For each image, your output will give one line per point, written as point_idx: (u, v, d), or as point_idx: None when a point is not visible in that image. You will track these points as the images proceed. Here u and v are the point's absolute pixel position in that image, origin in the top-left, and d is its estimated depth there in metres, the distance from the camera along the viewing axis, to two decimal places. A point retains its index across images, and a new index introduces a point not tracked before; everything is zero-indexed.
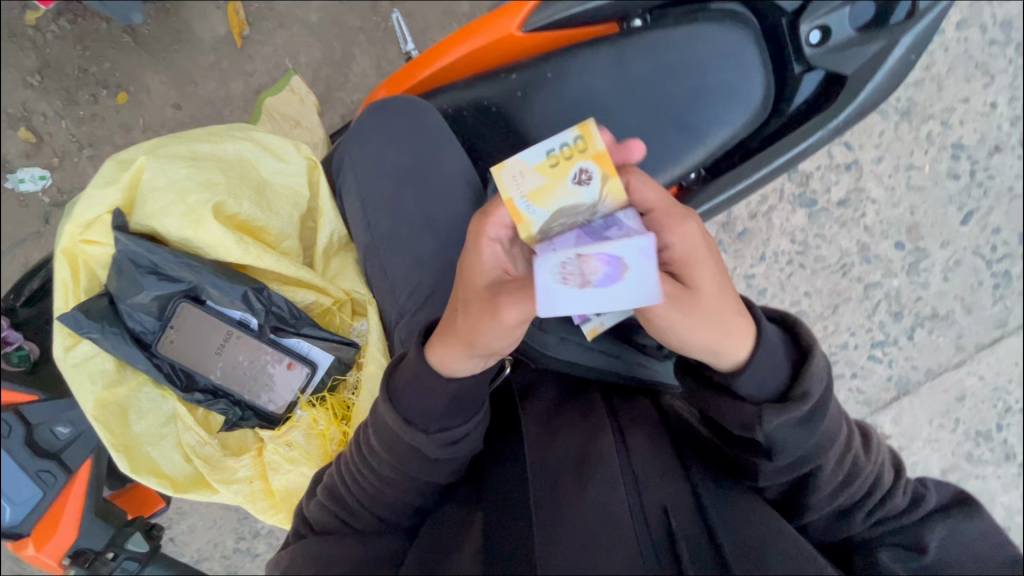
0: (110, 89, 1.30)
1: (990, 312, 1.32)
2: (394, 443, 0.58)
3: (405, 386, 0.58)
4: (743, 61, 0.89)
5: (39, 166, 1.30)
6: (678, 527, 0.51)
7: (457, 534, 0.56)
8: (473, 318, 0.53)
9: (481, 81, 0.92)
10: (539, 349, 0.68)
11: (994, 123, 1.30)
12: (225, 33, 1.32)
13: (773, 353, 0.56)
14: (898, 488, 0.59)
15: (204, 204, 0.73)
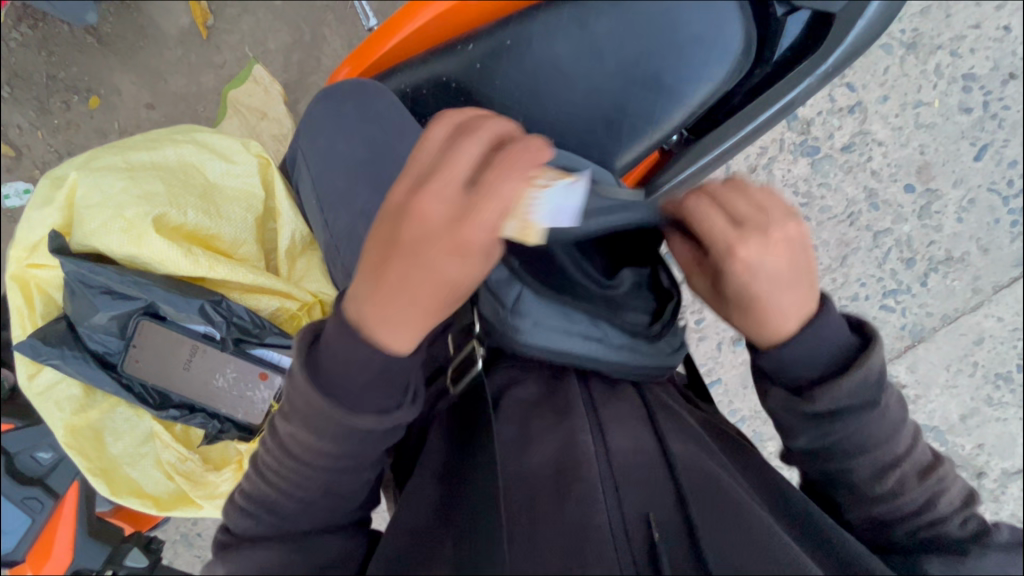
0: (81, 95, 1.26)
1: (1008, 252, 1.24)
2: (336, 438, 0.50)
3: (339, 379, 0.49)
4: (716, 6, 0.80)
5: (20, 179, 1.28)
6: (660, 536, 0.48)
7: (430, 542, 0.51)
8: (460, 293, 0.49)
9: (438, 56, 0.85)
10: (511, 335, 0.63)
11: (1009, 48, 1.19)
12: (189, 24, 1.25)
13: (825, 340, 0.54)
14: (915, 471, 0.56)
15: (143, 217, 0.69)
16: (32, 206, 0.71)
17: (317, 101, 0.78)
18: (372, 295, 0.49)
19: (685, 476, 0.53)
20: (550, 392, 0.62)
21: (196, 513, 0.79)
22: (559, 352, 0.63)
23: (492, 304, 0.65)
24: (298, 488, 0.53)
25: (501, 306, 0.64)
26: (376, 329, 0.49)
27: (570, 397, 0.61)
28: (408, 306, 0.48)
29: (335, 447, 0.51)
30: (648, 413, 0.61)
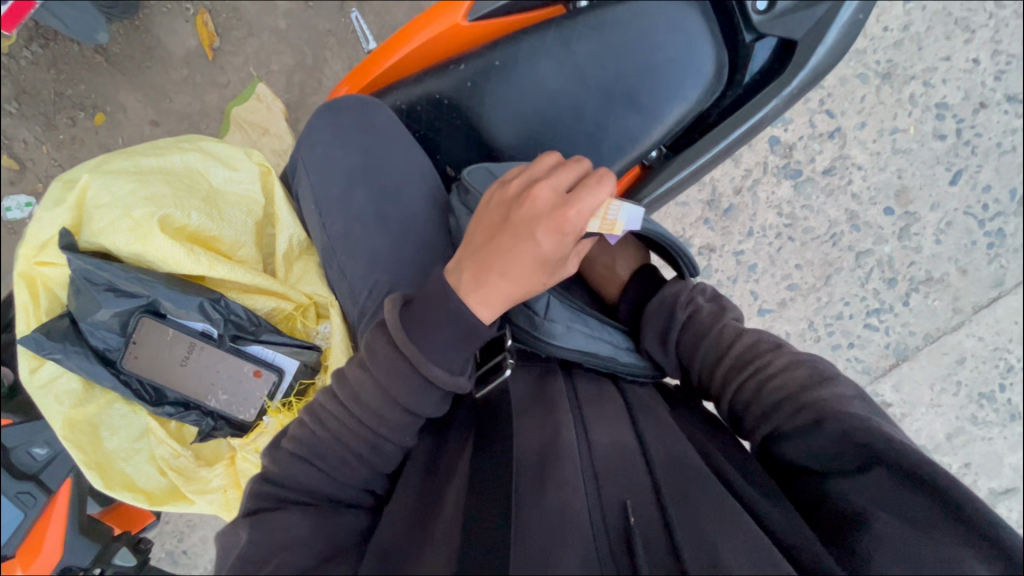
0: (87, 111, 1.32)
1: (986, 273, 1.29)
2: (406, 382, 0.57)
3: (427, 324, 0.57)
4: (687, 32, 0.86)
5: (24, 192, 1.34)
6: (636, 521, 0.48)
7: (417, 534, 0.52)
8: (550, 273, 0.59)
9: (432, 75, 0.91)
10: (546, 339, 0.69)
11: (978, 80, 1.26)
12: (196, 46, 1.32)
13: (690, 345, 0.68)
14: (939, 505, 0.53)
15: (149, 217, 0.73)
16: (43, 207, 0.74)
17: (315, 116, 0.83)
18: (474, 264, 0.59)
19: (661, 469, 0.54)
20: (538, 391, 0.65)
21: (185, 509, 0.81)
22: (590, 353, 0.69)
23: (524, 314, 0.71)
24: (347, 442, 0.59)
25: (534, 314, 0.71)
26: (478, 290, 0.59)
27: (554, 398, 0.63)
28: (506, 278, 0.57)
29: (400, 400, 0.58)
30: (630, 419, 0.62)
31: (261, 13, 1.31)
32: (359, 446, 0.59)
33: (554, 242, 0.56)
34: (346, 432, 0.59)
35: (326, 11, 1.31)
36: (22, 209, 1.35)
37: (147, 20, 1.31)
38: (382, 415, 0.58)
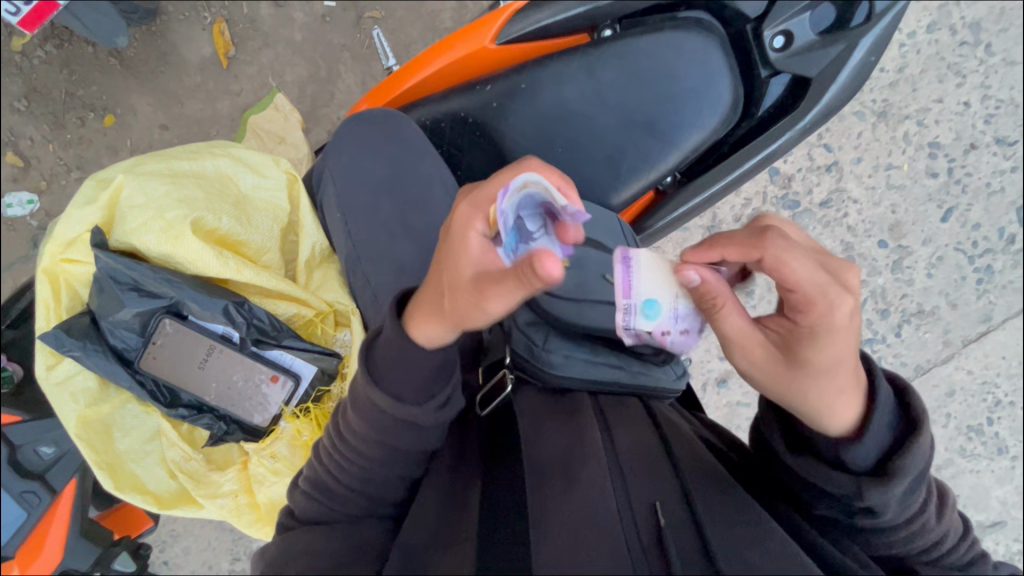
0: (97, 112, 1.33)
1: (975, 307, 1.34)
2: (370, 415, 0.57)
3: (384, 355, 0.57)
4: (708, 65, 0.90)
5: (27, 190, 1.34)
6: (667, 522, 0.51)
7: (444, 531, 0.55)
8: (460, 286, 0.53)
9: (458, 93, 0.94)
10: (544, 368, 0.70)
11: (969, 122, 1.31)
12: (211, 54, 1.34)
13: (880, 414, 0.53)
14: (962, 543, 0.55)
15: (182, 220, 0.75)
16: (74, 204, 0.75)
17: (345, 126, 0.83)
18: (815, 375, 0.54)
19: (688, 471, 0.57)
20: (557, 396, 0.68)
21: (196, 513, 0.81)
22: (591, 380, 0.70)
23: (525, 339, 0.73)
24: (340, 475, 0.59)
25: (533, 343, 0.72)
26: (832, 394, 0.54)
27: (578, 403, 0.66)
28: (429, 286, 0.57)
29: (371, 436, 0.57)
30: (653, 425, 0.65)
31: (278, 25, 1.34)
32: (352, 479, 0.59)
33: (448, 238, 0.54)
34: (337, 463, 0.59)
35: (342, 26, 1.34)
36: (23, 207, 1.35)
37: (163, 25, 1.33)
38: (365, 449, 0.58)
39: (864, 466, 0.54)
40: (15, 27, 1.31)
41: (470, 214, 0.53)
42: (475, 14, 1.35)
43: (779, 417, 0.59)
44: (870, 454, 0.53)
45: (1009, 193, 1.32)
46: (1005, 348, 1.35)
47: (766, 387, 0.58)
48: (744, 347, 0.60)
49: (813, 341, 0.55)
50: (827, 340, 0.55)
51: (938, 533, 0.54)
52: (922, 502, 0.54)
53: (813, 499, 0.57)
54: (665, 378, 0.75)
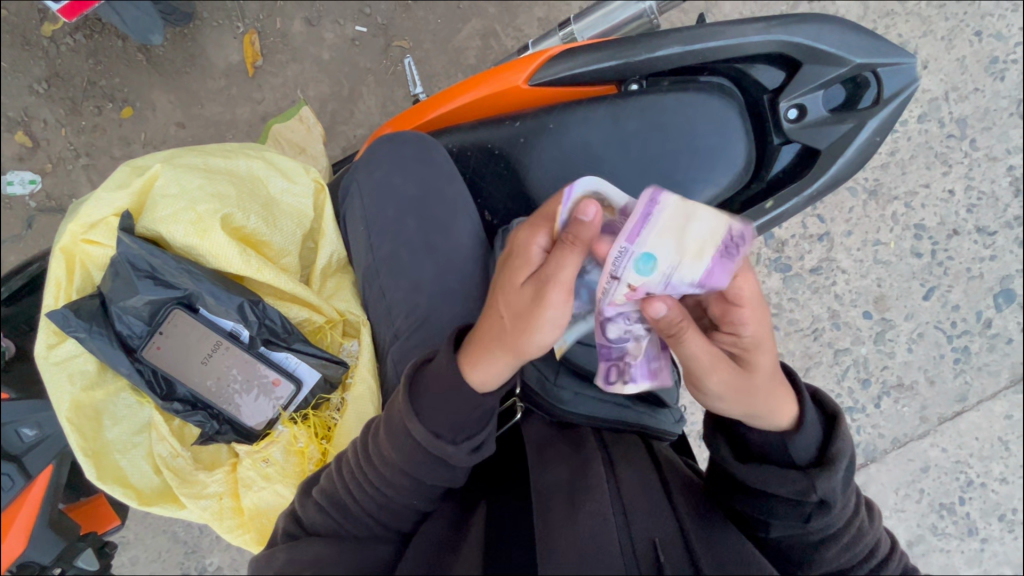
0: (116, 104, 1.36)
1: (951, 386, 1.38)
2: (402, 443, 0.57)
3: (429, 388, 0.57)
4: (726, 127, 0.95)
5: (31, 170, 1.35)
6: (665, 558, 0.52)
7: (446, 552, 0.56)
8: (529, 310, 0.55)
9: (486, 125, 0.98)
10: (555, 404, 0.70)
11: (952, 209, 1.38)
12: (239, 61, 1.37)
13: (812, 424, 0.59)
14: (895, 555, 0.60)
15: (212, 214, 0.77)
16: (105, 187, 0.76)
17: (379, 144, 0.86)
18: (763, 383, 0.58)
19: (684, 510, 0.59)
20: (560, 430, 0.69)
21: (178, 512, 0.79)
22: (601, 418, 0.70)
23: (538, 373, 0.73)
24: (356, 497, 0.60)
25: (545, 377, 0.72)
26: (776, 401, 0.58)
27: (580, 437, 0.67)
28: (485, 320, 0.59)
29: (400, 467, 0.58)
30: (654, 463, 0.66)
31: (307, 42, 1.38)
32: (369, 501, 0.59)
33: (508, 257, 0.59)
34: (358, 485, 0.59)
35: (369, 50, 1.38)
36: (24, 186, 1.36)
37: (195, 29, 1.37)
38: (389, 477, 0.58)
39: (809, 458, 0.59)
40: (48, 13, 1.34)
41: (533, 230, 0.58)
42: (499, 54, 1.38)
43: (725, 433, 0.62)
44: (809, 447, 0.59)
45: (987, 279, 1.38)
46: (977, 430, 1.39)
47: (735, 405, 0.58)
48: (713, 370, 0.57)
49: (752, 350, 0.59)
50: (762, 345, 0.59)
51: (873, 538, 0.60)
52: (855, 505, 0.59)
53: (774, 514, 0.58)
54: (667, 420, 0.75)
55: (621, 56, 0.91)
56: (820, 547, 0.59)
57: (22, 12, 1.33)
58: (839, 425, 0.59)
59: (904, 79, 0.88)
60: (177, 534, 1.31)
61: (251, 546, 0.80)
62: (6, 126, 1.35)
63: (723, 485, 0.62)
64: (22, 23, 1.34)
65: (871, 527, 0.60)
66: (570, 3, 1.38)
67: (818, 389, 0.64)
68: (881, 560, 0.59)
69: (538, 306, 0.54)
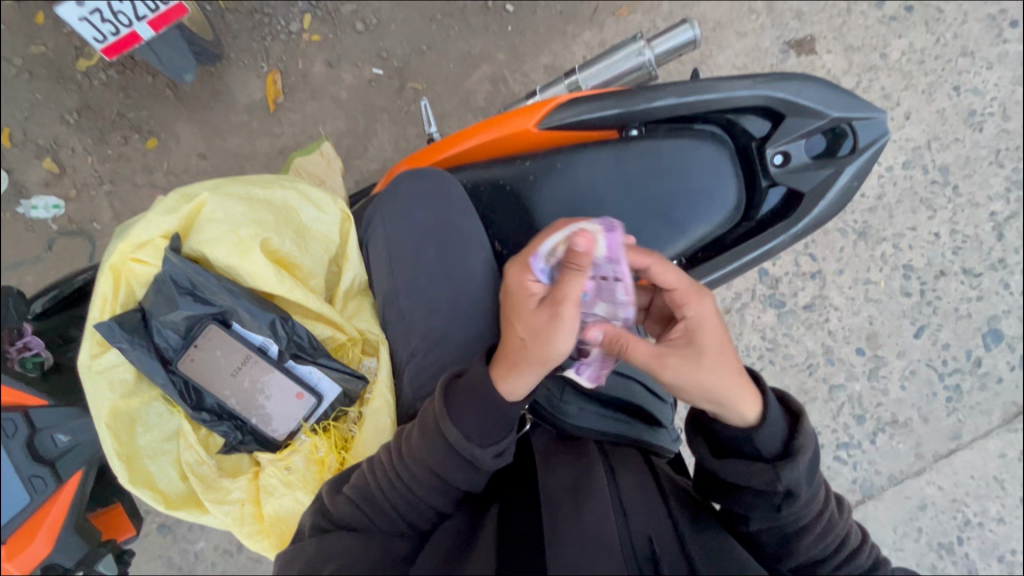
0: (141, 135, 1.46)
1: (946, 424, 1.43)
2: (436, 442, 0.64)
3: (463, 396, 0.65)
4: (718, 170, 1.04)
5: (55, 196, 1.44)
6: (661, 554, 0.58)
7: (462, 546, 0.62)
8: (546, 329, 0.63)
9: (499, 164, 1.07)
10: (562, 418, 0.77)
11: (938, 251, 1.46)
12: (261, 98, 1.48)
13: (777, 422, 0.64)
14: (864, 548, 0.65)
15: (252, 238, 0.84)
16: (155, 210, 0.83)
17: (402, 179, 0.94)
18: (714, 362, 0.65)
19: (679, 511, 0.65)
20: (566, 441, 0.73)
21: (200, 517, 0.84)
22: (604, 433, 0.76)
23: (546, 391, 0.80)
24: (383, 493, 0.65)
25: (553, 395, 0.80)
26: (736, 389, 0.63)
27: (586, 447, 0.72)
28: (506, 347, 0.67)
29: (432, 466, 0.64)
30: (651, 471, 0.71)
31: (327, 82, 1.49)
32: (397, 498, 0.65)
33: (512, 300, 0.68)
34: (389, 482, 0.65)
35: (387, 91, 1.49)
36: (47, 210, 1.45)
37: (222, 68, 1.48)
38: (420, 476, 0.64)
39: (775, 453, 0.64)
40: (84, 50, 1.44)
41: (522, 270, 0.68)
42: (507, 98, 1.50)
43: (702, 434, 0.68)
44: (774, 442, 0.63)
45: (975, 319, 1.45)
46: (973, 468, 1.43)
47: (700, 395, 0.64)
48: (664, 365, 0.65)
49: (697, 333, 0.67)
50: (702, 325, 0.67)
51: (844, 529, 0.65)
52: (824, 498, 0.65)
53: (752, 508, 0.64)
54: (665, 437, 0.83)
55: (623, 105, 1.01)
56: (794, 539, 0.64)
57: (61, 49, 1.44)
58: (801, 421, 0.64)
59: (877, 132, 0.98)
60: (172, 560, 1.33)
61: (268, 552, 0.84)
62: (34, 152, 1.44)
63: (707, 485, 0.67)
64: (58, 58, 1.44)
65: (842, 520, 0.65)
66: (573, 53, 1.50)
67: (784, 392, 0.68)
68: (850, 551, 0.65)
69: (556, 323, 0.63)
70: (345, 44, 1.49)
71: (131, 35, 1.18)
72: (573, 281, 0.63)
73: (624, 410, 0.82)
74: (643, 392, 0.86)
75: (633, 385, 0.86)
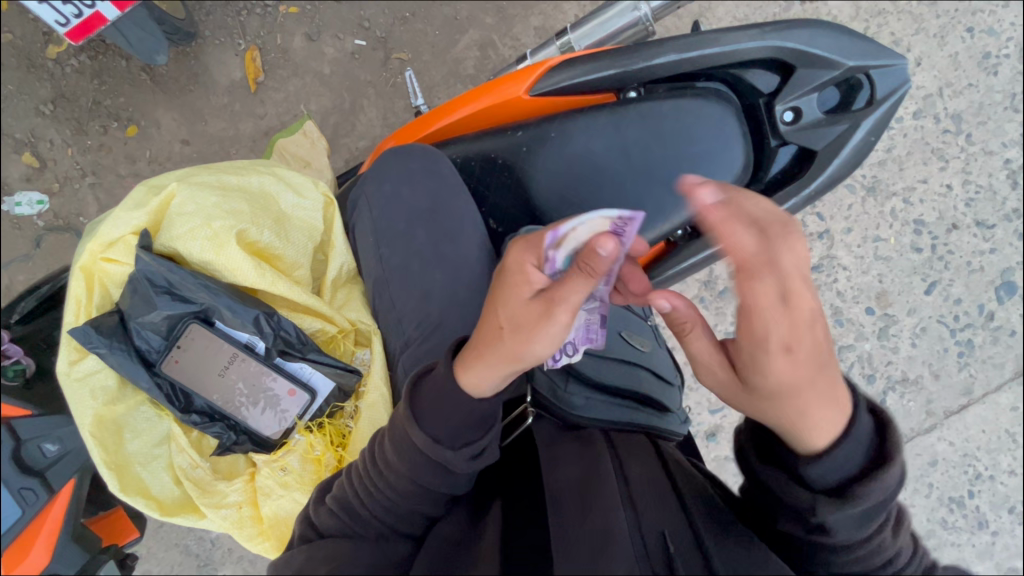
0: (121, 122, 1.38)
1: (957, 380, 1.39)
2: (404, 445, 0.60)
3: (429, 398, 0.60)
4: (724, 131, 0.97)
5: (38, 191, 1.38)
6: (675, 549, 0.54)
7: (463, 548, 0.58)
8: (525, 329, 0.58)
9: (489, 135, 1.00)
10: (566, 409, 0.72)
11: (951, 203, 1.39)
12: (241, 78, 1.40)
13: (842, 461, 0.52)
14: (913, 562, 0.57)
15: (228, 230, 0.79)
16: (123, 207, 0.78)
17: (386, 157, 0.88)
18: (783, 380, 0.52)
19: (692, 500, 0.62)
20: (571, 432, 0.70)
21: (198, 521, 0.81)
22: (612, 422, 0.73)
23: (548, 382, 0.75)
24: (368, 499, 0.62)
25: (557, 385, 0.75)
26: (802, 413, 0.53)
27: (590, 434, 0.69)
28: (480, 330, 0.62)
29: (404, 469, 0.60)
30: (660, 460, 0.68)
31: (308, 57, 1.41)
32: (378, 504, 0.62)
33: (503, 277, 0.60)
34: (366, 488, 0.62)
35: (370, 63, 1.41)
36: (31, 207, 1.39)
37: (198, 48, 1.39)
38: (396, 480, 0.61)
39: (826, 485, 0.53)
40: (52, 35, 1.36)
41: (525, 252, 0.59)
42: (497, 64, 1.41)
43: (759, 442, 0.58)
44: (831, 475, 0.53)
45: (988, 272, 1.39)
46: (984, 422, 1.40)
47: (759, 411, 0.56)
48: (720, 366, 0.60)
49: (760, 341, 0.52)
50: (770, 325, 0.51)
51: (894, 551, 0.56)
52: (885, 526, 0.55)
53: (781, 519, 0.57)
54: (674, 421, 0.80)
55: (620, 65, 0.93)
56: (824, 551, 0.56)
57: (28, 36, 1.36)
58: (882, 467, 0.52)
59: (895, 81, 0.91)
60: (190, 547, 1.33)
61: (271, 554, 0.82)
62: (13, 147, 1.38)
63: (749, 489, 0.60)
64: (27, 46, 1.36)
65: (892, 540, 0.56)
66: (565, 12, 1.41)
67: (887, 427, 0.53)
68: (896, 569, 0.56)
69: (543, 331, 0.57)
70: (325, 15, 1.40)
71: (94, 15, 1.09)
72: (579, 289, 0.55)
73: (635, 398, 0.79)
74: (649, 378, 0.84)
75: (640, 372, 0.83)
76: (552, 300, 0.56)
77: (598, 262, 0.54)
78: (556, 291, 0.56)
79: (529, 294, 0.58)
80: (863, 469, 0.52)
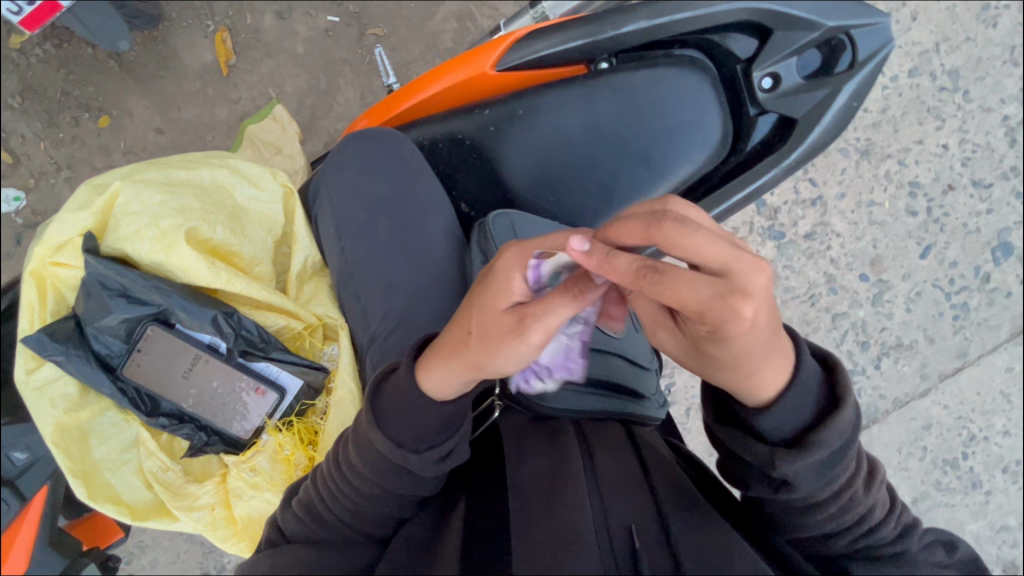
0: (92, 113, 1.33)
1: (951, 343, 1.37)
2: (368, 452, 0.58)
3: (393, 405, 0.58)
4: (699, 101, 0.93)
5: (14, 187, 1.32)
6: (640, 543, 0.53)
7: (428, 549, 0.58)
8: (494, 343, 0.53)
9: (457, 115, 0.95)
10: (537, 400, 0.69)
11: (947, 163, 1.35)
12: (212, 61, 1.34)
13: (798, 411, 0.52)
14: (887, 520, 0.57)
15: (176, 229, 0.76)
16: (68, 209, 0.76)
17: (344, 143, 0.85)
18: (760, 360, 0.50)
19: (664, 487, 0.61)
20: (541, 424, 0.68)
21: (172, 524, 0.81)
22: (583, 412, 0.71)
23: None
24: (331, 504, 0.61)
25: None
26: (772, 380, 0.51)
27: (560, 426, 0.67)
28: (449, 330, 0.58)
29: (369, 475, 0.59)
30: (632, 446, 0.67)
31: (281, 37, 1.35)
32: (342, 509, 0.60)
33: (485, 280, 0.54)
34: (331, 493, 0.61)
35: (343, 41, 1.35)
36: (8, 203, 1.33)
37: (165, 31, 1.33)
38: (360, 487, 0.59)
39: (782, 438, 0.53)
40: (14, 25, 1.30)
41: (516, 259, 0.53)
42: (475, 36, 1.35)
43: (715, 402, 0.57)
44: (787, 424, 0.53)
45: (984, 234, 1.36)
46: (978, 385, 1.38)
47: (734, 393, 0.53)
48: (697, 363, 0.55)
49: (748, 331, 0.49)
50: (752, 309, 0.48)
51: (865, 507, 0.56)
52: (851, 478, 0.55)
53: (748, 484, 0.57)
54: (650, 406, 0.79)
55: (588, 34, 0.87)
56: (799, 514, 0.56)
57: None
58: (837, 412, 0.52)
59: (879, 39, 0.85)
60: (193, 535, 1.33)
61: (246, 553, 0.82)
62: None
63: (720, 456, 0.59)
64: None
65: (863, 499, 0.56)
66: None
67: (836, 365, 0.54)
68: (870, 528, 0.56)
69: (509, 348, 0.53)
70: None
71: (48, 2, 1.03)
72: (558, 311, 0.50)
73: (608, 386, 0.77)
74: (624, 365, 0.80)
75: (615, 359, 0.80)
76: (527, 322, 0.51)
77: (588, 287, 0.49)
78: (534, 308, 0.51)
79: (507, 305, 0.53)
80: (817, 415, 0.53)
